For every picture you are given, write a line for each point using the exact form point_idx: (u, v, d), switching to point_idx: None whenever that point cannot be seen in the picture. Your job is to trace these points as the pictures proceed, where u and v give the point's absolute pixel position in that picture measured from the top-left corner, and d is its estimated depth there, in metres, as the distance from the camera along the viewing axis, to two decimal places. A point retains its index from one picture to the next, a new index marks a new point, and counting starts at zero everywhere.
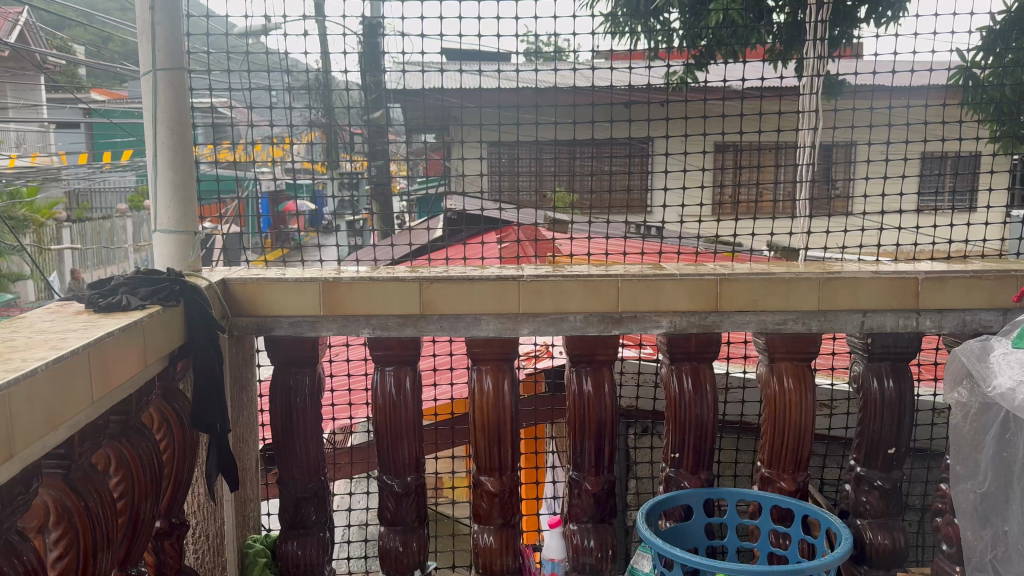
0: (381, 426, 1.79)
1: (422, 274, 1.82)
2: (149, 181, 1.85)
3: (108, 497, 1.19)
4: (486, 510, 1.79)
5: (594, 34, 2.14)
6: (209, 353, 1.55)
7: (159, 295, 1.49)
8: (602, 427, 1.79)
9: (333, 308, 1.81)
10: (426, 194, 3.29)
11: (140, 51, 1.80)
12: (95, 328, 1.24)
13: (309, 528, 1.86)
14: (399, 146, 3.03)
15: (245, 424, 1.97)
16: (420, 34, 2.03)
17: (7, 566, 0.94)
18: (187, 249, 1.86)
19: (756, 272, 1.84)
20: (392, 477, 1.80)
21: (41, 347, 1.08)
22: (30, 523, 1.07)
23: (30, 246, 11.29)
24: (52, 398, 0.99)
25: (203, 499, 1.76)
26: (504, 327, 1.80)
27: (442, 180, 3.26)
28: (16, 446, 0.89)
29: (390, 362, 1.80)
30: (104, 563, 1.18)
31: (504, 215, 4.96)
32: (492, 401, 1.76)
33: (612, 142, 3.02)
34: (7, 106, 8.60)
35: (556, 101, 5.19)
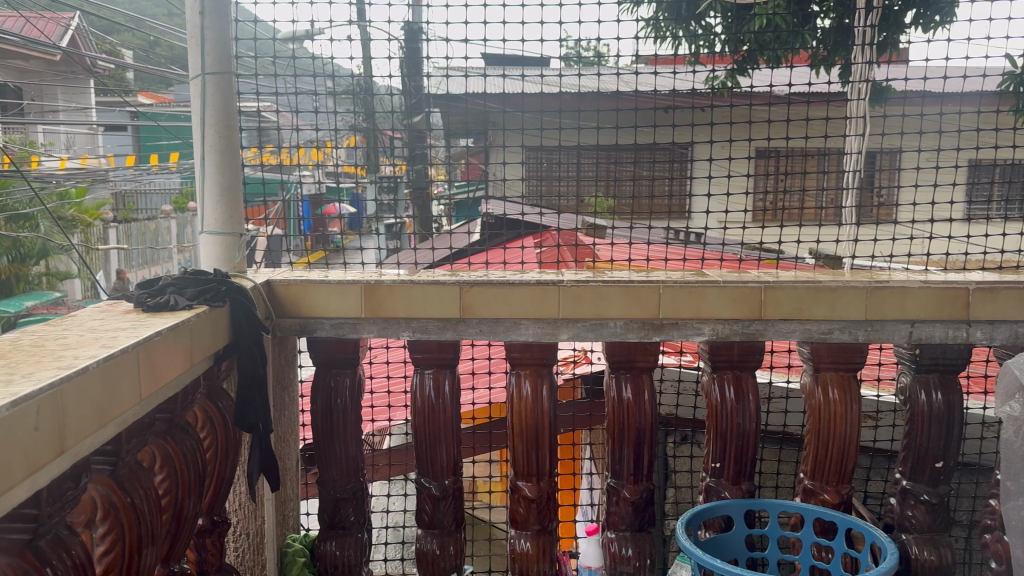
0: (420, 429, 1.79)
1: (462, 278, 1.83)
2: (196, 183, 1.88)
3: (154, 494, 1.21)
4: (522, 516, 1.78)
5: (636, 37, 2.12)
6: (253, 351, 1.58)
7: (206, 296, 1.52)
8: (641, 435, 1.77)
9: (374, 311, 1.82)
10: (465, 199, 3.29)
11: (189, 55, 1.83)
12: (144, 327, 1.26)
13: (347, 528, 1.86)
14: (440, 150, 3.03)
15: (286, 424, 1.98)
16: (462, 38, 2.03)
17: (57, 559, 0.96)
18: (232, 250, 1.88)
19: (800, 281, 1.82)
20: (430, 480, 1.81)
21: (92, 345, 1.09)
22: (78, 517, 1.09)
23: (79, 246, 11.58)
24: (102, 395, 1.01)
25: (244, 498, 1.78)
26: (544, 332, 1.79)
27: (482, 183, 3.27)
28: (67, 442, 0.91)
29: (430, 365, 1.81)
30: (148, 560, 1.20)
31: (544, 219, 4.96)
32: (530, 406, 1.76)
33: (653, 147, 3.00)
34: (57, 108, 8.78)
35: (595, 107, 5.18)
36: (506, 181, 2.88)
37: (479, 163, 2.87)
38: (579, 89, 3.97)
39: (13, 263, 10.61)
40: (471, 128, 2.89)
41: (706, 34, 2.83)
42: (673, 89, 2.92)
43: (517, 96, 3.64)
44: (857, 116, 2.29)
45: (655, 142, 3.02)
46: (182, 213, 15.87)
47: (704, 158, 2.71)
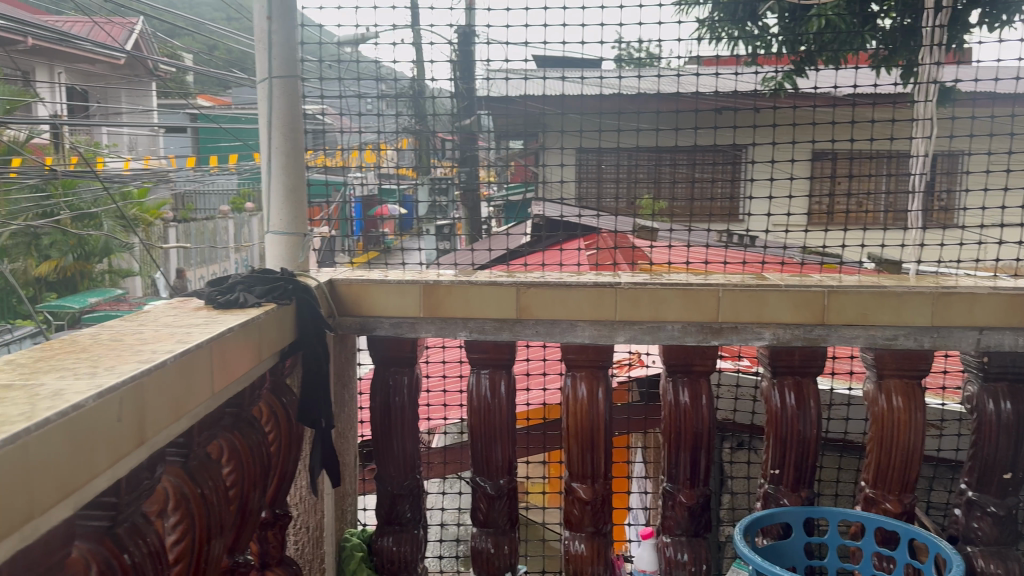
0: (476, 428, 1.81)
1: (520, 279, 1.84)
2: (262, 183, 1.92)
3: (223, 487, 1.24)
4: (577, 517, 1.78)
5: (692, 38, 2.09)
6: (316, 347, 1.64)
7: (274, 293, 1.56)
8: (699, 439, 1.75)
9: (433, 310, 1.84)
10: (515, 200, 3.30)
11: (257, 59, 1.88)
12: (216, 323, 1.30)
13: (404, 524, 1.89)
14: (492, 151, 3.04)
15: (347, 420, 2.02)
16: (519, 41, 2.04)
17: (133, 545, 1.00)
18: (297, 250, 1.93)
19: (864, 285, 1.79)
20: (485, 479, 1.82)
21: (168, 341, 1.13)
22: (152, 507, 1.12)
23: (141, 245, 11.92)
24: (179, 388, 1.04)
25: (305, 492, 1.82)
26: (600, 334, 1.78)
27: (533, 185, 3.27)
28: (147, 434, 0.94)
29: (486, 365, 1.83)
30: (215, 550, 1.23)
31: (597, 221, 4.96)
32: (586, 408, 1.76)
33: (707, 149, 2.97)
34: (123, 110, 9.05)
35: (649, 108, 5.16)
36: (559, 183, 2.88)
37: (532, 164, 2.88)
38: (632, 91, 3.95)
39: (78, 261, 10.95)
40: (523, 130, 2.90)
41: (763, 35, 2.78)
42: (728, 91, 2.88)
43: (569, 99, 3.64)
44: (923, 118, 2.23)
45: (709, 144, 2.99)
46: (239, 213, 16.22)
47: (758, 161, 2.68)
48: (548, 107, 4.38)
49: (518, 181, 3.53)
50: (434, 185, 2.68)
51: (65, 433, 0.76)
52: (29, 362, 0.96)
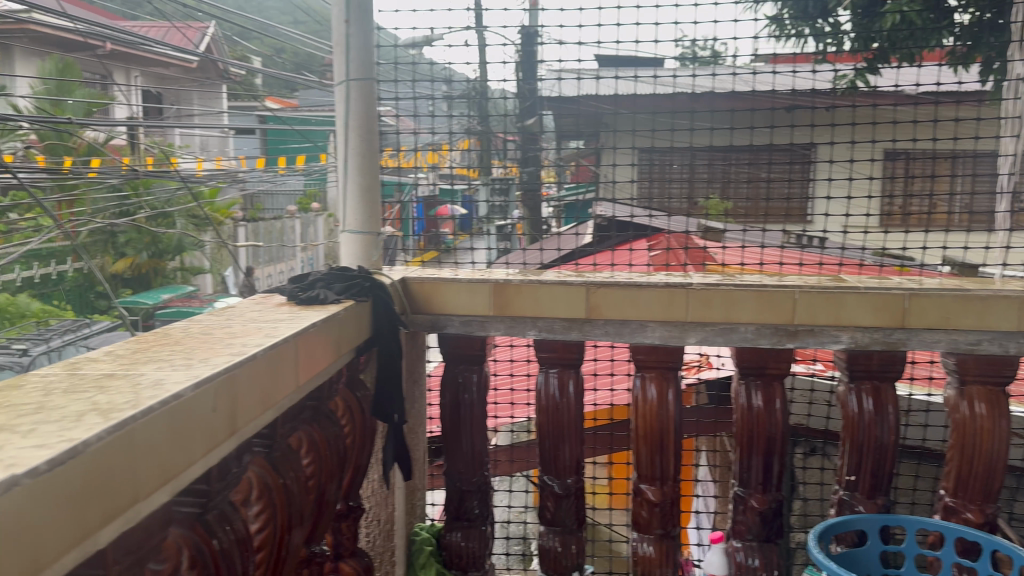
0: (545, 427, 1.81)
1: (590, 279, 1.84)
2: (339, 183, 1.97)
3: (303, 478, 1.27)
4: (645, 519, 1.77)
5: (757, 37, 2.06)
6: (390, 343, 1.69)
7: (352, 291, 1.64)
8: (771, 444, 1.73)
9: (502, 309, 1.86)
10: (575, 201, 3.30)
11: (335, 62, 1.92)
12: (299, 318, 1.34)
13: (472, 520, 1.91)
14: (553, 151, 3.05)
15: (417, 415, 2.04)
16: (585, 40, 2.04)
17: (221, 532, 1.03)
18: (370, 249, 1.98)
19: (946, 288, 1.74)
20: (553, 478, 1.82)
21: (256, 334, 1.17)
22: (237, 496, 1.11)
23: (211, 243, 12.26)
24: (268, 381, 1.08)
25: (376, 485, 1.86)
26: (671, 335, 1.77)
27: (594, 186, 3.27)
28: (238, 423, 0.97)
29: (554, 364, 1.83)
30: (295, 540, 1.26)
31: (659, 222, 4.92)
32: (655, 409, 1.74)
33: (774, 149, 2.91)
34: (195, 112, 9.31)
35: (713, 108, 5.09)
36: (622, 182, 2.87)
37: (593, 164, 2.88)
38: (696, 89, 3.90)
39: (152, 258, 11.31)
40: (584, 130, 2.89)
41: (833, 32, 2.73)
42: (796, 90, 2.82)
43: (632, 97, 3.62)
44: (1009, 116, 2.15)
45: (774, 144, 2.93)
46: (304, 212, 16.55)
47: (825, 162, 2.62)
48: (611, 107, 4.36)
49: (581, 181, 3.53)
50: (497, 185, 2.70)
51: (163, 419, 0.78)
52: (127, 353, 1.00)
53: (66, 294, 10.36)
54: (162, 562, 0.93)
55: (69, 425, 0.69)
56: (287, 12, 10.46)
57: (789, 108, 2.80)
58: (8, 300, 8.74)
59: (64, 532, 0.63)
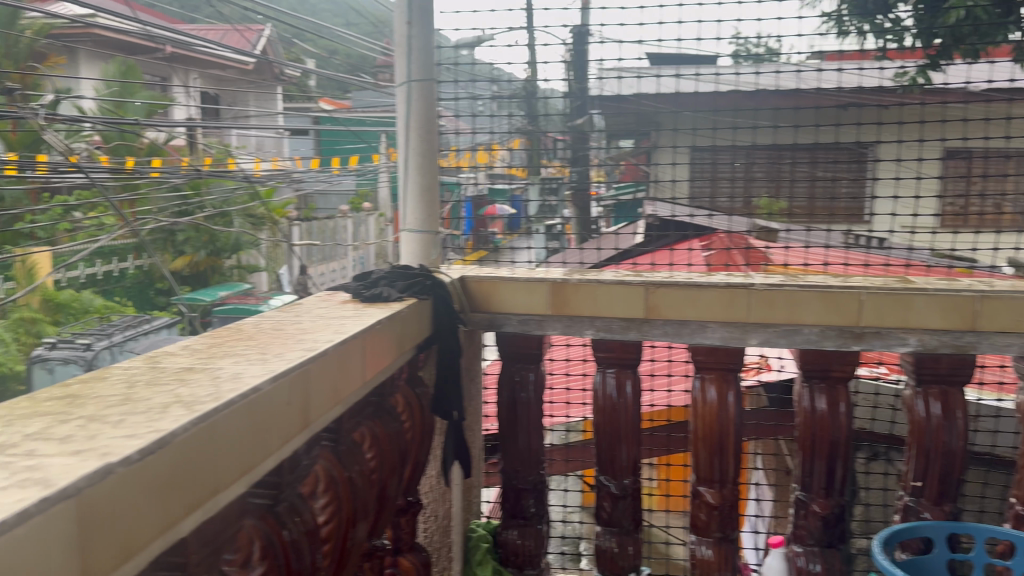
0: (602, 427, 1.80)
1: (649, 279, 1.83)
2: (399, 182, 2.00)
3: (367, 472, 1.28)
4: (704, 522, 1.75)
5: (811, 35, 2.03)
6: (450, 341, 1.72)
7: (413, 288, 1.68)
8: (835, 448, 1.70)
9: (560, 308, 1.86)
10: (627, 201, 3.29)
11: (397, 63, 1.95)
12: (364, 316, 1.36)
13: (528, 519, 1.91)
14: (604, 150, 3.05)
15: (474, 413, 2.06)
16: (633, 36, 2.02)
17: (291, 523, 1.05)
18: (430, 248, 2.01)
19: (1019, 291, 1.69)
20: (610, 479, 1.81)
21: (324, 331, 1.19)
22: (303, 489, 1.11)
23: (266, 242, 12.50)
24: (337, 376, 1.10)
25: (435, 482, 1.90)
26: (732, 336, 1.75)
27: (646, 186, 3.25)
28: (310, 417, 0.98)
29: (612, 364, 1.82)
30: (359, 533, 1.26)
31: (713, 222, 4.87)
32: (715, 411, 1.72)
33: (829, 147, 2.87)
34: (251, 113, 9.50)
35: (768, 107, 5.02)
36: (677, 182, 2.85)
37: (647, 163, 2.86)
38: (751, 88, 3.85)
39: (210, 256, 11.58)
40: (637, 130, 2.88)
41: (892, 27, 2.67)
42: (854, 87, 2.76)
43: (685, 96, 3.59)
44: None
45: (831, 142, 2.88)
46: (356, 212, 16.76)
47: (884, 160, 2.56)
48: (663, 105, 4.32)
49: (630, 180, 3.50)
50: (546, 186, 2.69)
51: (241, 411, 0.80)
52: (203, 347, 1.03)
53: (127, 291, 10.65)
54: (234, 552, 0.93)
55: (156, 416, 0.71)
56: (340, 14, 10.60)
57: (842, 107, 2.74)
58: (73, 295, 9.01)
59: (153, 517, 0.64)
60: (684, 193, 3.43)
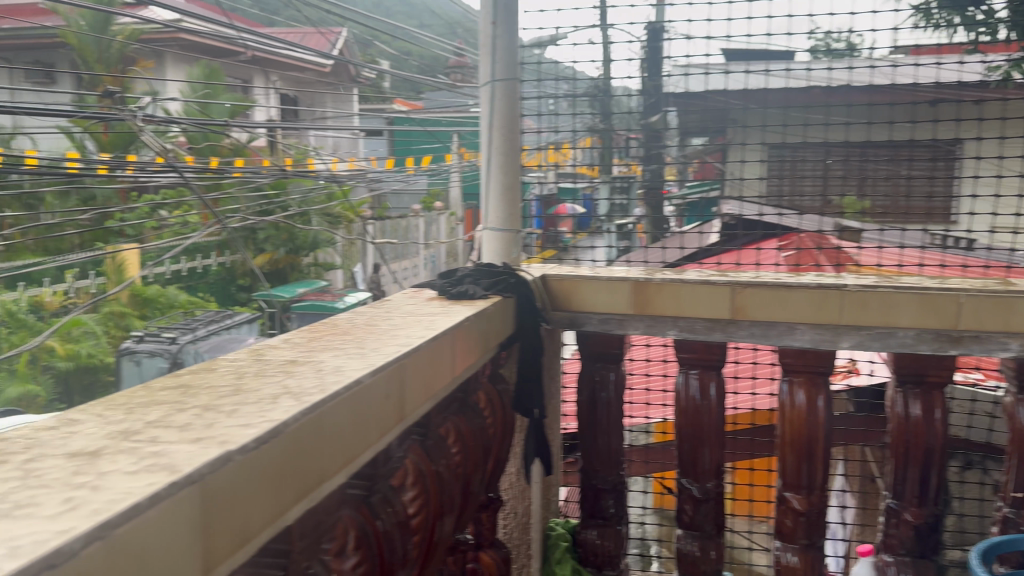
0: (685, 429, 1.76)
1: (736, 279, 1.81)
2: (482, 181, 2.03)
3: (454, 467, 1.30)
4: (790, 528, 1.71)
5: (898, 29, 1.97)
6: (534, 341, 1.74)
7: (498, 286, 1.71)
8: (930, 455, 1.64)
9: (643, 308, 1.85)
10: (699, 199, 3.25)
11: (481, 63, 1.97)
12: (451, 313, 1.38)
13: (608, 519, 1.89)
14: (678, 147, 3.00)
15: (553, 411, 2.06)
16: (712, 31, 2.00)
17: (383, 514, 1.07)
18: (511, 246, 2.03)
19: None
20: (691, 481, 1.78)
21: (415, 327, 1.21)
22: (392, 481, 1.13)
23: (342, 240, 12.76)
24: (429, 371, 1.12)
25: (515, 478, 1.88)
26: (822, 338, 1.71)
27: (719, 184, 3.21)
28: (405, 410, 1.00)
29: (695, 365, 1.78)
30: (445, 527, 1.26)
31: (790, 221, 4.78)
32: (803, 415, 1.68)
33: (916, 144, 2.78)
34: (328, 114, 9.71)
35: (849, 103, 4.89)
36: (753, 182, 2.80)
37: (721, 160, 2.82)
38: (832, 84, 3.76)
39: (289, 254, 11.88)
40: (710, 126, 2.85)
41: (987, 19, 2.56)
42: (944, 82, 2.67)
43: (763, 92, 3.53)
44: None
45: (918, 138, 2.79)
46: (429, 211, 16.96)
47: (978, 156, 2.47)
48: (739, 101, 4.22)
49: (705, 178, 3.45)
50: (617, 184, 2.66)
51: (346, 403, 0.82)
52: (303, 342, 1.06)
53: (210, 287, 11.01)
54: (331, 541, 0.93)
55: (267, 407, 0.74)
56: (413, 15, 10.70)
57: (930, 102, 2.63)
58: (159, 291, 9.36)
59: (265, 506, 0.65)
60: (762, 191, 3.35)
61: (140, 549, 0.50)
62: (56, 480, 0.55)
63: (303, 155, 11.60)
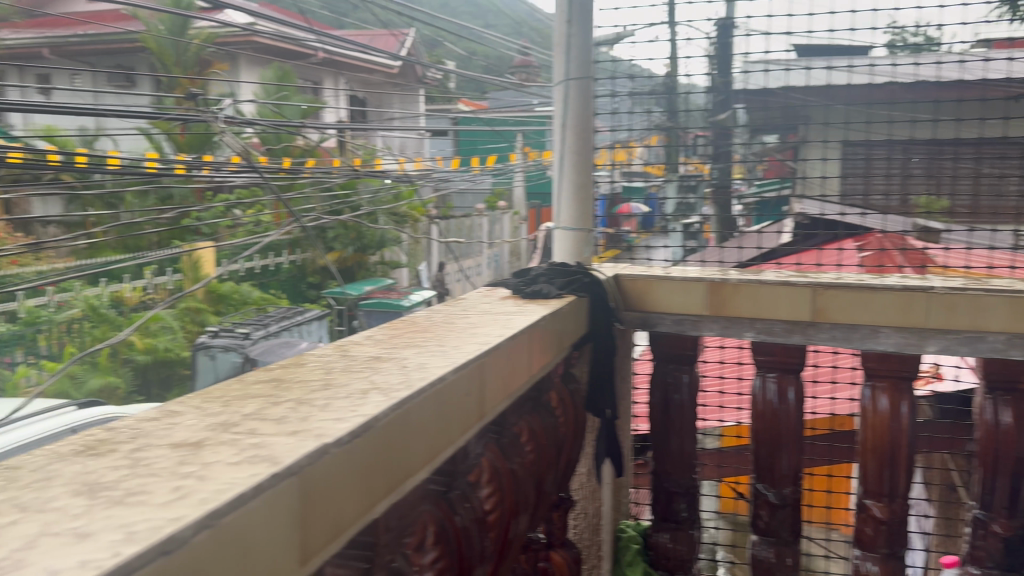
0: (762, 433, 1.73)
1: (816, 280, 1.77)
2: (555, 180, 2.05)
3: (529, 465, 1.30)
4: (870, 537, 1.67)
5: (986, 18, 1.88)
6: (608, 341, 1.73)
7: (572, 286, 1.71)
8: (1021, 466, 1.58)
9: (719, 309, 1.82)
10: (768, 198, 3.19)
11: (555, 63, 1.99)
12: (527, 312, 1.39)
13: (680, 523, 1.87)
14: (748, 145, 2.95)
15: (625, 413, 2.04)
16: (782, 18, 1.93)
17: (461, 510, 1.08)
18: (583, 245, 2.03)
19: None
20: (768, 487, 1.74)
21: (493, 325, 1.22)
22: (468, 477, 1.13)
23: (408, 239, 12.92)
24: (507, 370, 1.12)
25: (585, 479, 1.86)
26: (907, 342, 1.66)
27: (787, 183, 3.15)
28: (485, 408, 1.01)
29: (773, 368, 1.74)
30: (519, 526, 1.25)
31: (862, 221, 4.66)
32: (886, 421, 1.63)
33: (1002, 140, 2.67)
34: (396, 114, 9.84)
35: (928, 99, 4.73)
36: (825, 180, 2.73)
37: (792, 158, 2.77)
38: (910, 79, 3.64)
39: (356, 252, 12.09)
40: (781, 124, 2.79)
41: None
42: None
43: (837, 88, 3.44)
44: None
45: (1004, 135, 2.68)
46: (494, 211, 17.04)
47: None
48: (812, 97, 4.11)
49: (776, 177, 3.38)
50: (683, 182, 2.63)
51: (430, 400, 0.83)
52: (385, 338, 1.08)
53: (282, 284, 11.26)
54: (411, 535, 0.93)
55: (358, 402, 0.75)
56: (479, 15, 10.74)
57: (1015, 98, 2.51)
58: (234, 287, 9.63)
59: (356, 499, 0.67)
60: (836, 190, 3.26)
61: (244, 540, 0.52)
62: (163, 469, 0.57)
63: (371, 155, 11.79)
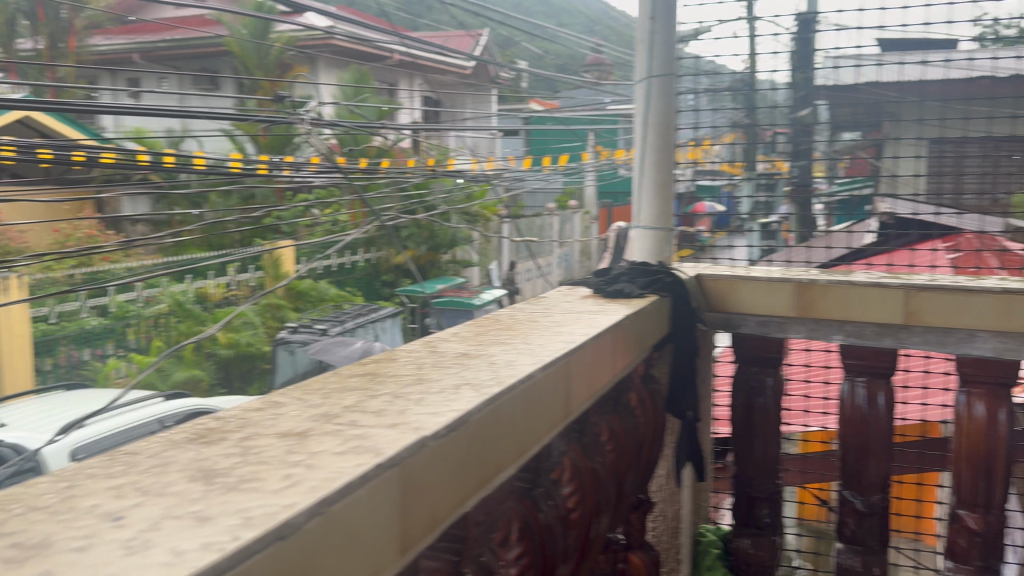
0: (850, 439, 1.69)
1: (909, 282, 1.71)
2: (634, 179, 2.06)
3: (610, 464, 1.29)
4: (963, 549, 1.60)
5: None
6: (689, 342, 1.71)
7: (654, 286, 1.69)
8: None
9: (806, 311, 1.79)
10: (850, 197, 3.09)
11: (637, 61, 1.99)
12: (609, 312, 1.39)
13: (762, 529, 1.82)
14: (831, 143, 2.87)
15: (705, 415, 2.02)
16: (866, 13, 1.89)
17: (543, 507, 1.08)
18: (661, 245, 2.04)
19: None
20: (855, 494, 1.70)
21: (577, 324, 1.22)
22: (551, 474, 1.14)
23: (481, 238, 13.02)
24: (591, 369, 1.12)
25: (664, 480, 1.84)
26: (1005, 347, 1.59)
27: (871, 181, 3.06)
28: (570, 406, 1.01)
29: (863, 373, 1.70)
30: (600, 525, 1.25)
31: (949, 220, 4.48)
32: (982, 430, 1.58)
33: None
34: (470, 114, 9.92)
35: None
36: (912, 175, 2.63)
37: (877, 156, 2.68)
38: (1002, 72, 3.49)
39: (430, 251, 12.25)
40: (866, 120, 2.71)
41: None
42: None
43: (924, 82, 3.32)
44: None
45: None
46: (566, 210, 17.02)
47: None
48: (899, 92, 3.97)
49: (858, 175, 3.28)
50: (762, 180, 2.58)
51: (519, 397, 0.84)
52: (471, 336, 1.09)
53: (358, 282, 11.49)
54: (495, 530, 0.94)
55: (451, 397, 0.77)
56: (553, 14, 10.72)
57: None
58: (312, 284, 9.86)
59: (451, 492, 0.68)
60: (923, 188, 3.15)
61: (352, 528, 0.54)
62: (273, 458, 0.59)
63: (445, 155, 11.91)
